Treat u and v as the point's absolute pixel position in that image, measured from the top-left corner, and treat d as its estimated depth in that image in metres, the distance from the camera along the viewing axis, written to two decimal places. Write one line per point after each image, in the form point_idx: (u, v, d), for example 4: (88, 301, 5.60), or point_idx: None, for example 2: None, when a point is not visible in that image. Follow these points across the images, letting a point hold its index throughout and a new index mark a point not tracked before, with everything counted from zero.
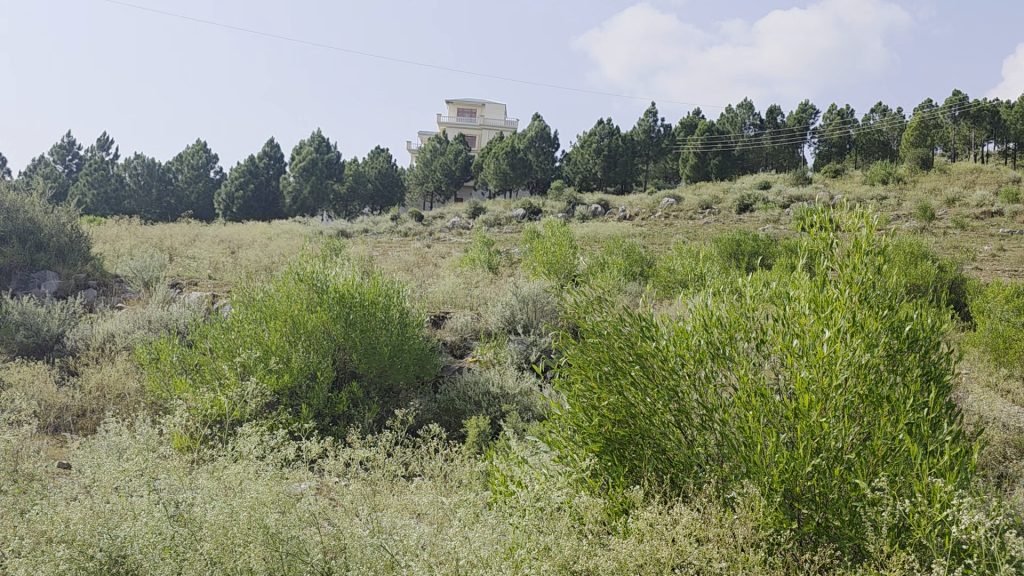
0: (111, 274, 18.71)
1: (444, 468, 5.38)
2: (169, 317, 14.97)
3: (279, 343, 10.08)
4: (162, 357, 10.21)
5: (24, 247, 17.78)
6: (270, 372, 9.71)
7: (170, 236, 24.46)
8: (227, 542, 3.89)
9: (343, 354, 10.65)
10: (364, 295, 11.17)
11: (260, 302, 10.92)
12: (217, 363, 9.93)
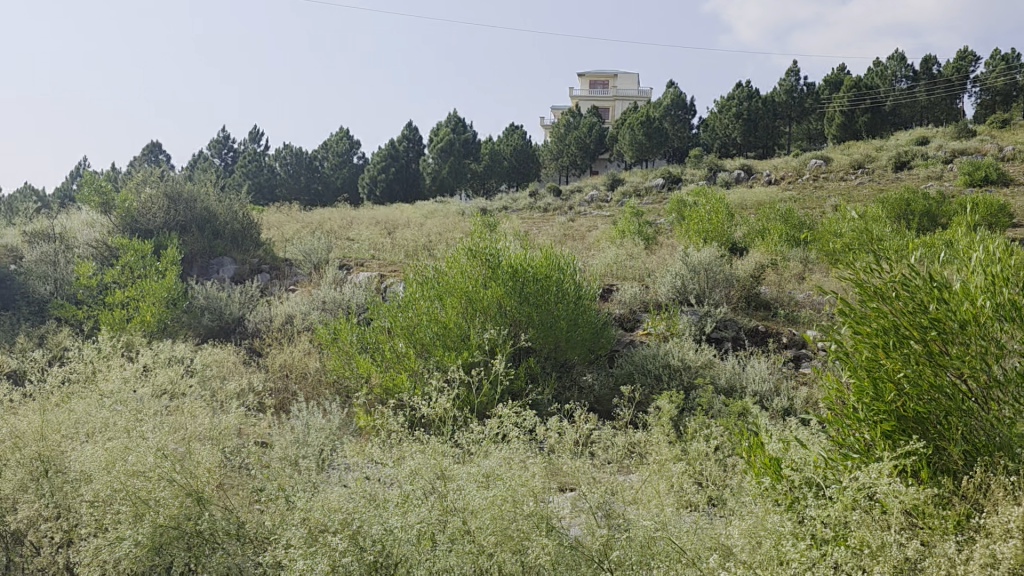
0: (280, 257, 19.06)
1: (703, 453, 4.84)
2: (342, 297, 15.07)
3: (456, 321, 9.55)
4: (342, 336, 10.14)
5: (203, 235, 18.47)
6: (450, 348, 9.34)
7: (329, 219, 24.97)
8: (510, 536, 3.57)
9: (518, 329, 9.87)
10: (536, 269, 10.40)
11: (434, 280, 10.45)
12: (395, 341, 9.59)
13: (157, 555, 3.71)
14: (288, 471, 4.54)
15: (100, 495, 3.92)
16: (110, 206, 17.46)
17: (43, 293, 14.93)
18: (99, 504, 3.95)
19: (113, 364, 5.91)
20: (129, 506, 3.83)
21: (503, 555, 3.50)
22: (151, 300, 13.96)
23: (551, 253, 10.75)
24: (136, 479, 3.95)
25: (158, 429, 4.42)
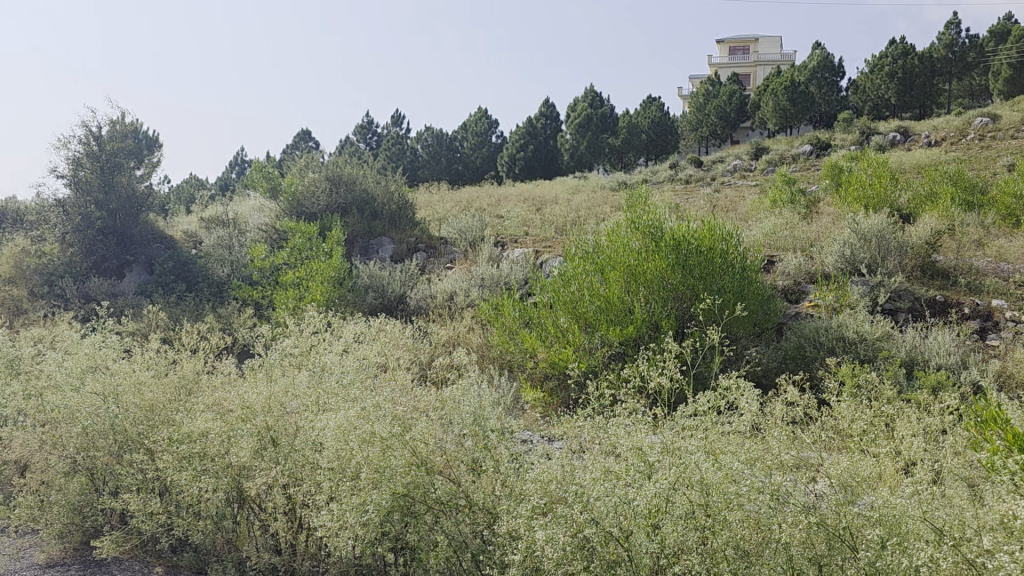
0: (437, 236, 19.11)
1: (932, 450, 4.54)
2: (501, 276, 15.12)
3: (619, 295, 9.06)
4: (505, 312, 9.99)
5: (363, 216, 18.98)
6: (613, 324, 8.91)
7: (477, 198, 25.23)
8: (743, 498, 3.53)
9: (682, 304, 9.06)
10: (700, 241, 9.43)
11: (594, 255, 9.86)
12: (557, 316, 9.37)
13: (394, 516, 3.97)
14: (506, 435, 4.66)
15: (341, 456, 4.21)
16: (277, 191, 18.31)
17: (222, 276, 15.85)
18: (336, 469, 4.22)
19: (317, 337, 6.12)
20: (367, 469, 4.04)
21: (743, 541, 3.42)
22: (320, 280, 14.27)
23: (716, 225, 9.73)
24: (370, 446, 4.15)
25: (389, 397, 4.67)
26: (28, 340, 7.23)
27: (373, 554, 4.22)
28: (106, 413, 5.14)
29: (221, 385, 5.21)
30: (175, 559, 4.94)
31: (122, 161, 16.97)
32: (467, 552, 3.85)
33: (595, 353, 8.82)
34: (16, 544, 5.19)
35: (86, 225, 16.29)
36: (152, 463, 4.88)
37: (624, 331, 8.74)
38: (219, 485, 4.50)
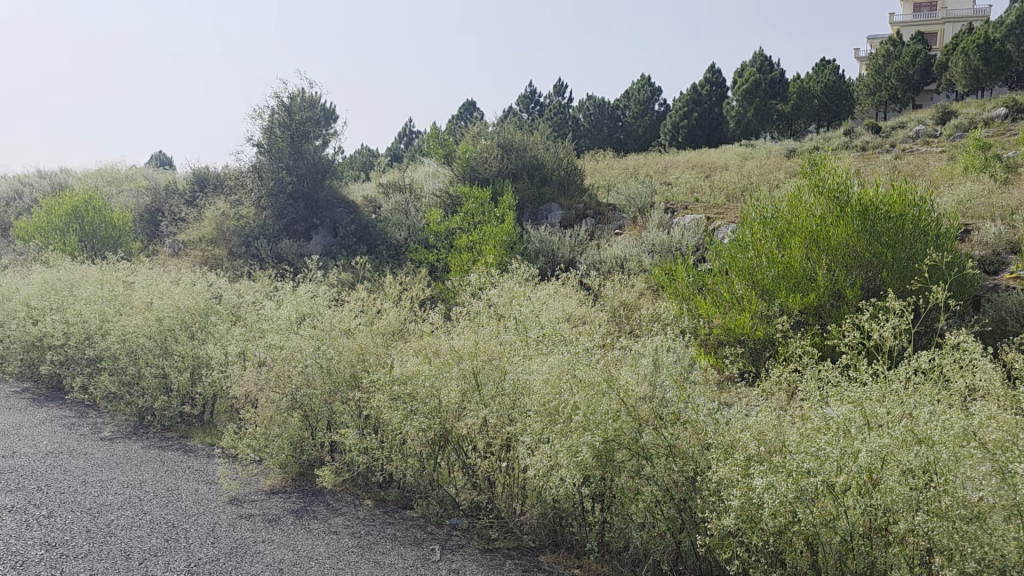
0: (606, 202, 18.84)
1: None
2: (671, 242, 14.84)
3: (801, 262, 8.25)
4: (678, 276, 9.72)
5: (533, 181, 19.01)
6: (791, 290, 8.19)
7: (645, 165, 24.80)
8: (978, 457, 3.37)
9: (868, 272, 8.14)
10: (890, 206, 8.22)
11: (768, 220, 8.92)
12: (733, 281, 8.79)
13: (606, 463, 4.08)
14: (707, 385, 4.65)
15: (554, 397, 4.39)
16: (452, 157, 19.10)
17: (399, 239, 16.40)
18: (548, 409, 4.44)
19: (511, 293, 6.27)
20: (581, 411, 4.20)
21: (974, 508, 3.29)
22: (492, 244, 14.49)
23: (909, 188, 8.39)
24: (581, 388, 4.28)
25: (590, 345, 4.81)
26: (243, 289, 7.81)
27: (574, 500, 4.47)
28: (323, 354, 5.59)
29: (425, 336, 5.54)
30: (382, 493, 5.37)
31: (310, 130, 17.86)
32: (668, 500, 3.99)
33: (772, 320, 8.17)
34: (243, 472, 5.68)
35: (278, 190, 17.31)
36: (366, 402, 5.33)
37: (804, 299, 8.00)
38: (430, 425, 4.85)
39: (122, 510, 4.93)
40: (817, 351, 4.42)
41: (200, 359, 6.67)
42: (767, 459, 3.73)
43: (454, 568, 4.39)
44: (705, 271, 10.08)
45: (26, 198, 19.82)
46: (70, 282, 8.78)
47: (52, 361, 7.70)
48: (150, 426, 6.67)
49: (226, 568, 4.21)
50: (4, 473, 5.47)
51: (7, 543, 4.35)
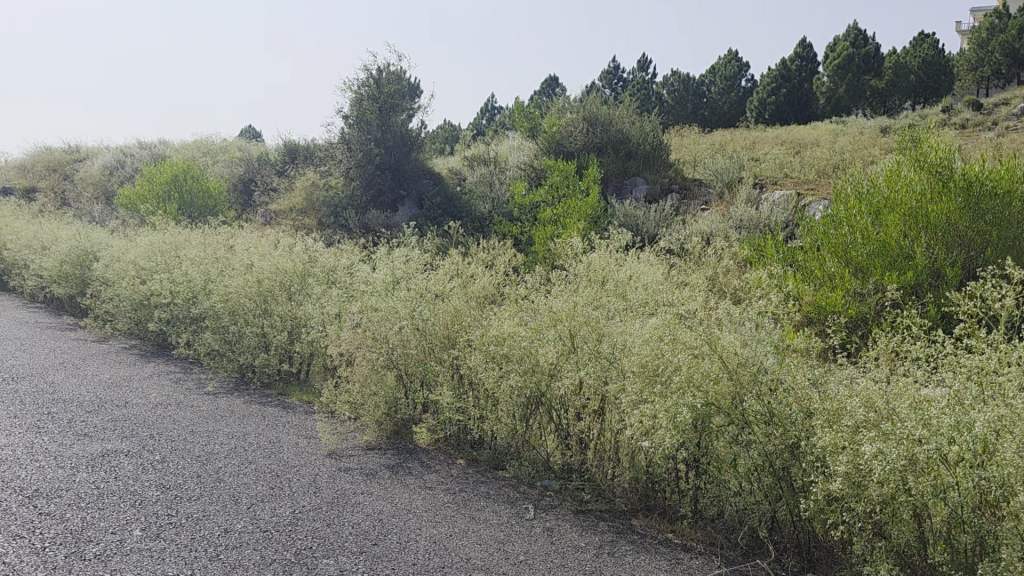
0: (692, 177, 18.41)
1: None
2: (760, 218, 14.46)
3: (898, 239, 7.90)
4: (769, 252, 9.47)
5: (618, 156, 18.72)
6: (887, 268, 7.85)
7: (732, 141, 24.18)
8: None
9: (972, 251, 7.76)
10: (998, 181, 7.77)
11: (864, 196, 8.56)
12: (825, 259, 8.41)
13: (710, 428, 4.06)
14: (808, 354, 4.55)
15: (654, 359, 4.42)
16: (537, 130, 19.07)
17: (483, 212, 16.47)
18: (648, 371, 4.48)
19: (605, 263, 6.29)
20: (682, 371, 4.20)
21: None
22: (577, 218, 14.38)
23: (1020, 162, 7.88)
24: (682, 350, 4.28)
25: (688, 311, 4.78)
26: (338, 253, 7.97)
27: (668, 465, 4.46)
28: (419, 316, 5.71)
29: (521, 302, 5.63)
30: (474, 453, 5.47)
31: (398, 102, 18.04)
32: (767, 467, 3.93)
33: (866, 299, 7.88)
34: (341, 428, 5.86)
35: (366, 161, 17.58)
36: (462, 363, 5.46)
37: (901, 278, 7.68)
38: (526, 385, 4.95)
39: (228, 459, 5.14)
40: (926, 321, 4.26)
41: (298, 319, 6.89)
42: (876, 427, 3.66)
43: (548, 526, 4.45)
44: (798, 247, 9.82)
45: (128, 168, 20.68)
46: (175, 245, 9.15)
47: (158, 318, 8.06)
48: (251, 382, 6.92)
49: (328, 516, 4.37)
50: (119, 420, 5.76)
51: (125, 483, 4.60)
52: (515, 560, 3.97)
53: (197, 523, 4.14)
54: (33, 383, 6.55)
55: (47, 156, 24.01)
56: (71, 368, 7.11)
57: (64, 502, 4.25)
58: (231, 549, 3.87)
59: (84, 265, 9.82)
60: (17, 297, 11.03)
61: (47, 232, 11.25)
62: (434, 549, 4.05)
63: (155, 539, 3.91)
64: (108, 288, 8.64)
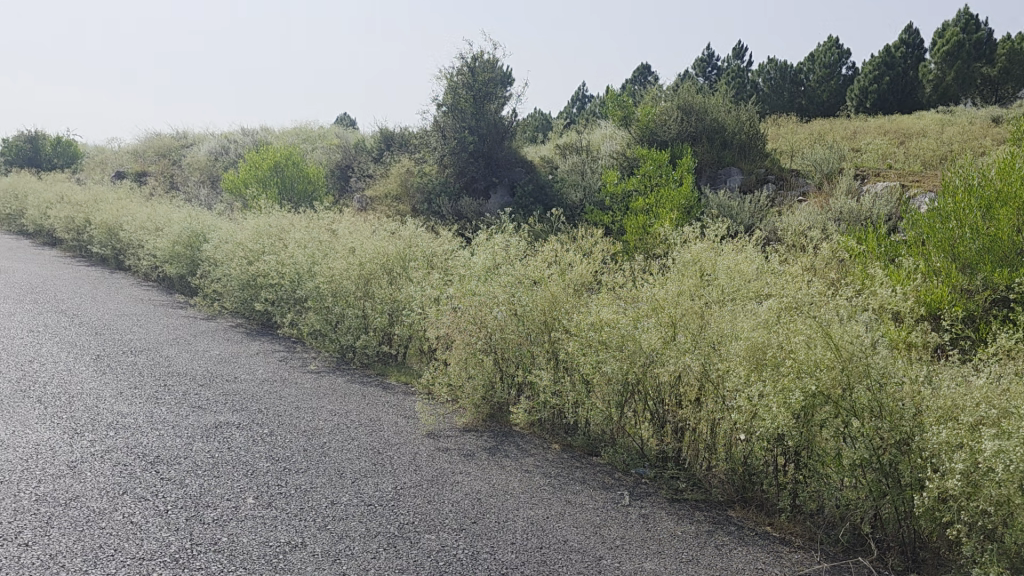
0: (789, 168, 17.87)
1: None
2: (861, 210, 14.00)
3: (1011, 234, 7.51)
4: (870, 245, 9.19)
5: (712, 145, 18.26)
6: (998, 263, 7.52)
7: (832, 131, 23.38)
8: None
9: None
10: None
11: (975, 186, 8.17)
12: (930, 254, 8.10)
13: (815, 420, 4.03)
14: (916, 349, 4.46)
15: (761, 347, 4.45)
16: (631, 119, 18.93)
17: (575, 200, 16.44)
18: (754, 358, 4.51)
19: (702, 254, 6.27)
20: (791, 360, 4.20)
21: None
22: (669, 208, 14.18)
23: None
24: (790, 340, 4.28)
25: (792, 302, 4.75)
26: (435, 238, 8.12)
27: (767, 456, 4.41)
28: (518, 300, 5.82)
29: (621, 292, 5.70)
30: (569, 439, 5.52)
31: (493, 91, 18.17)
32: (872, 463, 3.83)
33: (974, 296, 7.56)
34: (439, 409, 6.01)
35: (460, 149, 17.77)
36: (560, 348, 5.55)
37: (1013, 274, 7.36)
38: (625, 371, 5.00)
39: (332, 434, 5.33)
40: None
41: (399, 302, 7.10)
42: (993, 426, 3.58)
43: (644, 513, 4.47)
44: (902, 241, 9.47)
45: (232, 154, 21.46)
46: (280, 229, 9.51)
47: (264, 299, 8.39)
48: (351, 362, 7.15)
49: (429, 493, 4.49)
50: (230, 394, 6.03)
51: (238, 453, 4.82)
52: (611, 544, 4.01)
53: (306, 493, 4.31)
54: (150, 356, 6.92)
55: (157, 142, 25.13)
56: (184, 344, 7.49)
57: (184, 468, 4.49)
58: (339, 520, 4.03)
59: (194, 246, 10.30)
60: (132, 275, 11.63)
61: (161, 216, 11.81)
62: (532, 530, 4.12)
63: (268, 507, 4.10)
64: (218, 268, 9.05)
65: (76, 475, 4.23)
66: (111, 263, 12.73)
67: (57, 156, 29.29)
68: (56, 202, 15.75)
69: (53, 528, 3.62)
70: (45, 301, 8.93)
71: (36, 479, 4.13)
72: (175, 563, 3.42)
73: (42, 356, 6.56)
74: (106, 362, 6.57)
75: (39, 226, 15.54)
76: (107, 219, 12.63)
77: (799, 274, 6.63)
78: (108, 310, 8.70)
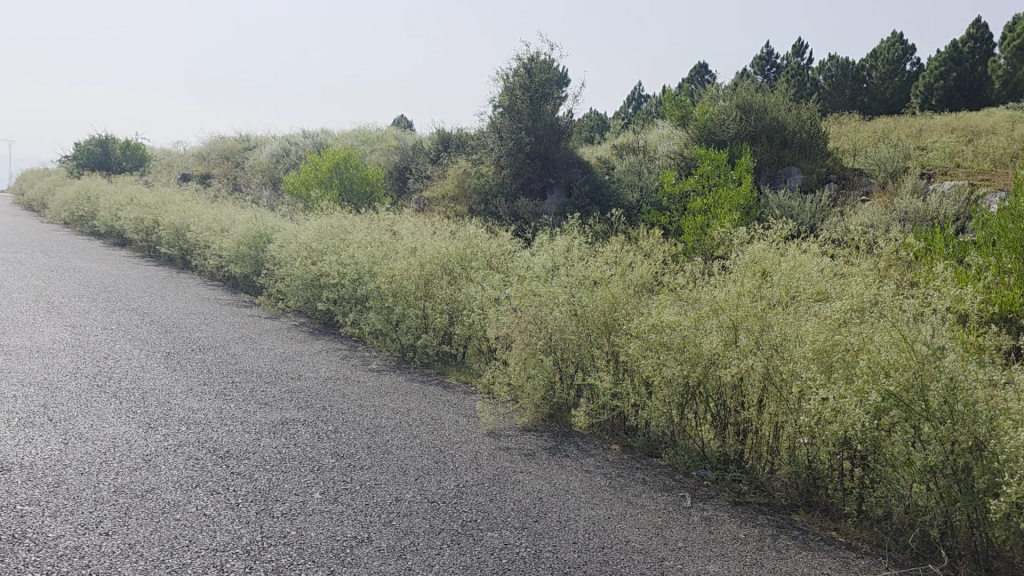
0: (851, 167, 17.48)
1: None
2: (927, 209, 13.66)
3: None
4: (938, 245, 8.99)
5: (772, 144, 17.97)
6: None
7: (896, 129, 22.83)
8: None
9: None
10: None
11: None
12: (1001, 255, 7.88)
13: (884, 424, 3.97)
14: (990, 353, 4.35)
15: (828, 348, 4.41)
16: (689, 118, 18.77)
17: (632, 201, 16.37)
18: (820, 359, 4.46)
19: (764, 254, 6.22)
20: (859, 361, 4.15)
21: None
22: (728, 208, 13.99)
23: None
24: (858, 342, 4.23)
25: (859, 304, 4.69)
26: (494, 239, 8.18)
27: (832, 461, 4.35)
28: (577, 301, 5.85)
29: (682, 294, 5.69)
30: (629, 440, 5.52)
31: (550, 91, 18.19)
32: (943, 469, 3.74)
33: None
34: (500, 409, 6.06)
35: (516, 150, 17.84)
36: (620, 350, 5.56)
37: None
38: (686, 374, 4.98)
39: (395, 432, 5.41)
40: None
41: (459, 302, 7.19)
42: None
43: (706, 515, 4.44)
44: (971, 241, 9.22)
45: (293, 156, 21.88)
46: (342, 230, 9.69)
47: (327, 298, 8.56)
48: (412, 361, 7.25)
49: (491, 492, 4.54)
50: (295, 391, 6.16)
51: (304, 450, 4.93)
52: (674, 546, 4.00)
53: (371, 490, 4.39)
54: (218, 353, 7.11)
55: (221, 144, 25.75)
56: (250, 342, 7.68)
57: (253, 464, 4.61)
58: (403, 516, 4.09)
59: (258, 246, 10.55)
60: (198, 274, 11.96)
61: (226, 217, 12.11)
62: (593, 530, 4.13)
63: (334, 502, 4.19)
64: (282, 268, 9.26)
65: (151, 468, 4.37)
66: (178, 262, 13.10)
67: (126, 158, 30.29)
68: (126, 203, 16.26)
69: (131, 519, 3.75)
70: (118, 299, 9.24)
71: (114, 471, 4.27)
72: (247, 554, 3.52)
73: (116, 353, 6.79)
74: (176, 359, 6.77)
75: (111, 226, 16.07)
76: (175, 220, 13.00)
77: (867, 275, 6.50)
78: (178, 308, 8.96)
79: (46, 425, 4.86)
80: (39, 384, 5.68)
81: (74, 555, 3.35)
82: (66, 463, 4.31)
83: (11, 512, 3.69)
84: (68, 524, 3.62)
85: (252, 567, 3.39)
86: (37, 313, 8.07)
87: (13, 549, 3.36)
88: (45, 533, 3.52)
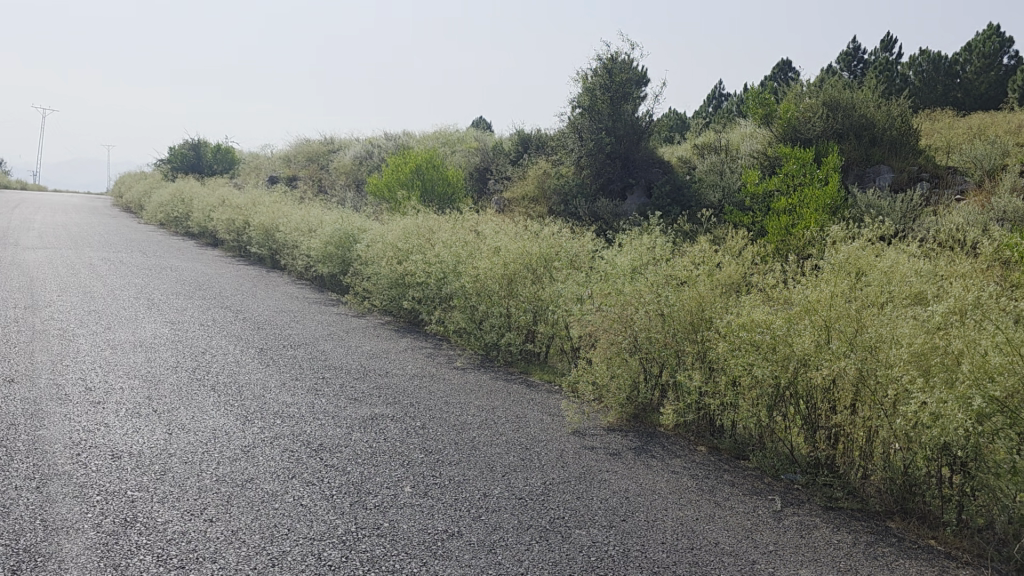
0: (946, 165, 16.81)
1: None
2: None
3: None
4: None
5: (860, 142, 17.42)
6: None
7: (994, 125, 21.82)
8: None
9: None
10: None
11: None
12: None
13: (987, 430, 3.84)
14: None
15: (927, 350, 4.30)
16: (773, 117, 18.40)
17: (714, 201, 16.14)
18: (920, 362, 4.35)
19: (857, 254, 6.09)
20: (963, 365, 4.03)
21: None
22: (814, 208, 13.65)
23: None
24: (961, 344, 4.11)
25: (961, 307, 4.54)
26: (577, 239, 8.20)
27: (929, 467, 4.22)
28: (665, 301, 5.85)
29: (773, 296, 5.63)
30: (716, 441, 5.47)
31: (631, 91, 18.09)
32: None
33: None
34: (585, 408, 6.08)
35: (597, 150, 17.81)
36: (709, 350, 5.53)
37: None
38: (776, 375, 4.93)
39: (481, 429, 5.48)
40: None
41: (543, 301, 7.23)
42: None
43: (797, 520, 4.36)
44: None
45: (376, 158, 22.31)
46: (427, 230, 9.84)
47: (412, 297, 8.71)
48: (496, 360, 7.32)
49: (578, 490, 4.55)
50: (383, 388, 6.30)
51: (393, 444, 5.03)
52: (764, 549, 3.94)
53: (459, 485, 4.46)
54: (309, 350, 7.32)
55: (307, 147, 26.43)
56: (339, 339, 7.87)
57: (345, 456, 4.73)
58: (492, 512, 4.15)
59: (345, 246, 10.81)
60: (288, 273, 12.31)
61: (315, 218, 12.43)
62: (682, 530, 4.10)
63: (424, 496, 4.28)
64: (369, 267, 9.47)
65: (249, 458, 4.53)
66: (268, 262, 13.51)
67: (217, 162, 31.40)
68: (218, 204, 16.87)
69: (232, 506, 3.90)
70: (213, 297, 9.60)
71: (215, 460, 4.45)
72: (343, 544, 3.62)
73: (213, 348, 7.06)
74: (269, 354, 7.00)
75: (204, 227, 16.69)
76: (265, 220, 13.42)
77: (969, 275, 6.28)
78: (270, 306, 9.26)
79: (152, 415, 5.09)
80: (143, 376, 5.96)
81: (182, 539, 3.51)
82: (171, 452, 4.51)
83: (123, 497, 3.88)
84: (175, 510, 3.79)
85: (348, 556, 3.50)
86: (139, 309, 8.45)
87: (126, 532, 3.53)
88: (154, 518, 3.69)
